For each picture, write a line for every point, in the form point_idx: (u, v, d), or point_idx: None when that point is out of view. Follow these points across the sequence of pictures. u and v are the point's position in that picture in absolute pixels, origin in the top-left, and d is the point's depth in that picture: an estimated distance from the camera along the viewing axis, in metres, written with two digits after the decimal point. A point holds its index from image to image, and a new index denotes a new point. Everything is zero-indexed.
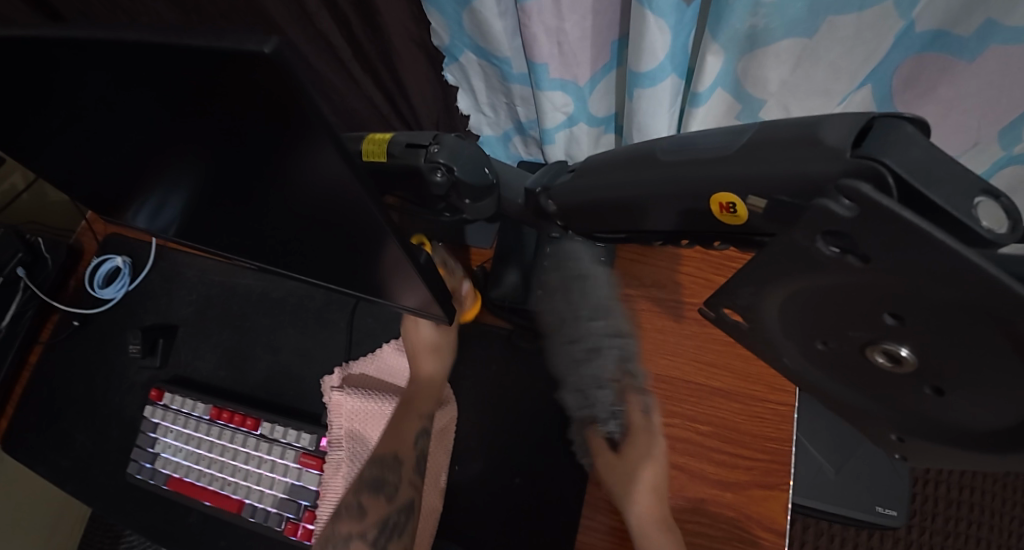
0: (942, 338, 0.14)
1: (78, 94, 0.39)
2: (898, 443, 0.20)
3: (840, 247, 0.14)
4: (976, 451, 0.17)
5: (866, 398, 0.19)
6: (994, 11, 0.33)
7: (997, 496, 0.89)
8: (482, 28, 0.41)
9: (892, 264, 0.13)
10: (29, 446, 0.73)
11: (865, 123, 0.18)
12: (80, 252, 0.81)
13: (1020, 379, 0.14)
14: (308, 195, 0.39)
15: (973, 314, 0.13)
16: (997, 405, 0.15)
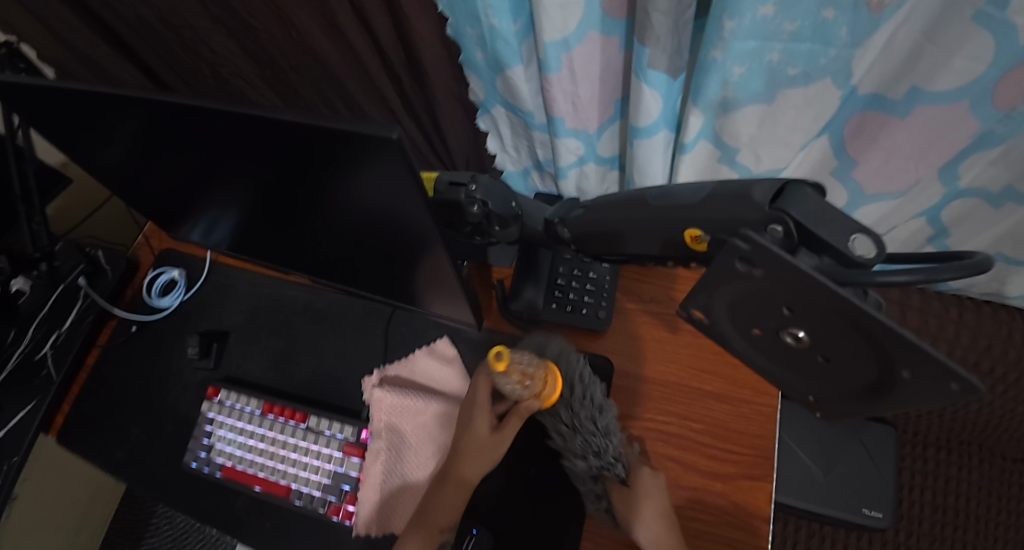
0: (819, 323, 0.23)
1: (188, 138, 0.49)
2: (816, 403, 0.29)
3: (749, 265, 0.23)
4: (861, 400, 0.26)
5: (790, 370, 0.28)
6: (917, 80, 0.41)
7: (991, 507, 0.91)
8: (511, 90, 0.50)
9: (779, 276, 0.22)
10: (90, 438, 0.81)
11: (780, 186, 0.27)
12: (136, 265, 0.92)
13: (866, 346, 0.22)
14: (366, 218, 0.48)
15: (832, 308, 0.21)
16: (864, 366, 0.24)
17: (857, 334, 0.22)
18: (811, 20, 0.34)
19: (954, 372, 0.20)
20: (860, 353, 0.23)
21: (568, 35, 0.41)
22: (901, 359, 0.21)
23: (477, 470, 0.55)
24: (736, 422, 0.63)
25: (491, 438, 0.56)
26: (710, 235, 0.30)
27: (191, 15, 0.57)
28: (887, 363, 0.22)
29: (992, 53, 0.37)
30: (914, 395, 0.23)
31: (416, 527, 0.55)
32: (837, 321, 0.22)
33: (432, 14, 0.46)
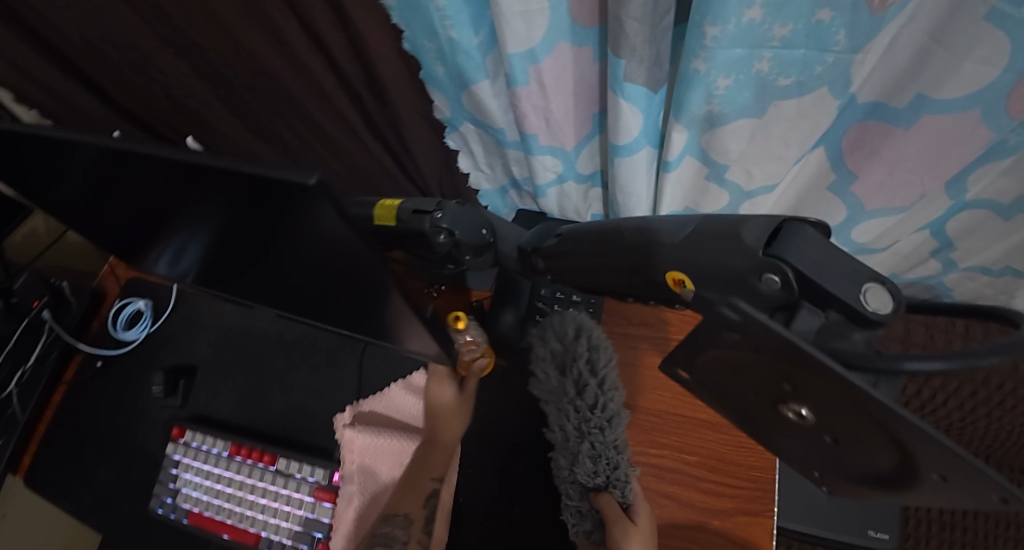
0: (825, 404, 0.19)
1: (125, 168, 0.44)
2: (818, 474, 0.26)
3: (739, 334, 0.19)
4: (875, 483, 0.22)
5: (785, 437, 0.25)
6: (924, 87, 0.37)
7: (1001, 522, 0.87)
8: (478, 106, 0.46)
9: (773, 350, 0.18)
10: (54, 483, 0.76)
11: (777, 225, 0.23)
12: (102, 295, 0.87)
13: (878, 433, 0.19)
14: (319, 250, 0.44)
15: (842, 393, 0.18)
16: (879, 452, 0.20)
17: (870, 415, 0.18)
18: (804, 23, 0.30)
19: (987, 475, 0.16)
20: (864, 437, 0.19)
21: (535, 46, 0.37)
22: (934, 450, 0.17)
23: (452, 430, 0.59)
24: (733, 454, 0.59)
25: (456, 399, 0.60)
26: (695, 281, 0.25)
27: (136, 35, 0.53)
28: (907, 457, 0.19)
29: (1007, 56, 0.33)
30: (945, 488, 0.19)
31: (403, 486, 0.58)
32: (849, 400, 0.18)
33: (387, 28, 0.42)
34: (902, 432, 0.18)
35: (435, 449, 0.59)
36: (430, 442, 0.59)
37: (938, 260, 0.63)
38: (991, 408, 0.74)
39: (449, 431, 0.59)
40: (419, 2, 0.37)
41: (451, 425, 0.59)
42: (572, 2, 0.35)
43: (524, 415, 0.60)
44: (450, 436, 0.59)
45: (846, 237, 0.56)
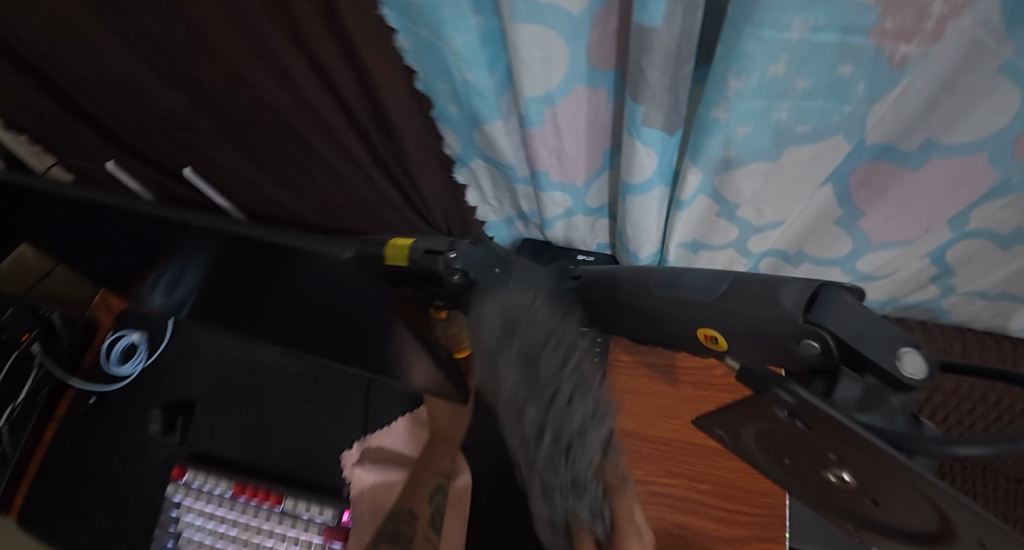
0: (871, 475, 0.19)
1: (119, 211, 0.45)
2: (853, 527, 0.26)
3: (790, 410, 0.19)
4: (913, 543, 0.22)
5: (818, 494, 0.25)
6: (933, 131, 0.38)
7: None
8: (490, 144, 0.46)
9: (819, 422, 0.19)
10: (47, 526, 0.73)
11: (813, 290, 0.23)
12: (95, 326, 0.84)
13: (924, 501, 0.19)
14: (317, 287, 0.45)
15: (894, 468, 0.18)
16: (921, 518, 0.20)
17: (914, 486, 0.18)
18: (825, 77, 0.30)
19: None
20: (917, 500, 0.19)
21: (553, 90, 0.37)
22: (984, 524, 0.17)
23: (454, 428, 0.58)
24: (745, 481, 0.58)
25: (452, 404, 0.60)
26: (731, 338, 0.26)
27: (133, 69, 0.51)
28: (953, 526, 0.19)
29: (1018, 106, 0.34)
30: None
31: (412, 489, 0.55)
32: (896, 474, 0.18)
33: (399, 69, 0.41)
34: (951, 504, 0.18)
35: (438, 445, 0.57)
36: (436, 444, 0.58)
37: (937, 286, 0.64)
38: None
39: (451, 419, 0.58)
40: (436, 47, 0.37)
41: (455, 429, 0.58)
42: (590, 49, 0.35)
43: None
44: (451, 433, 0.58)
45: (850, 267, 0.57)
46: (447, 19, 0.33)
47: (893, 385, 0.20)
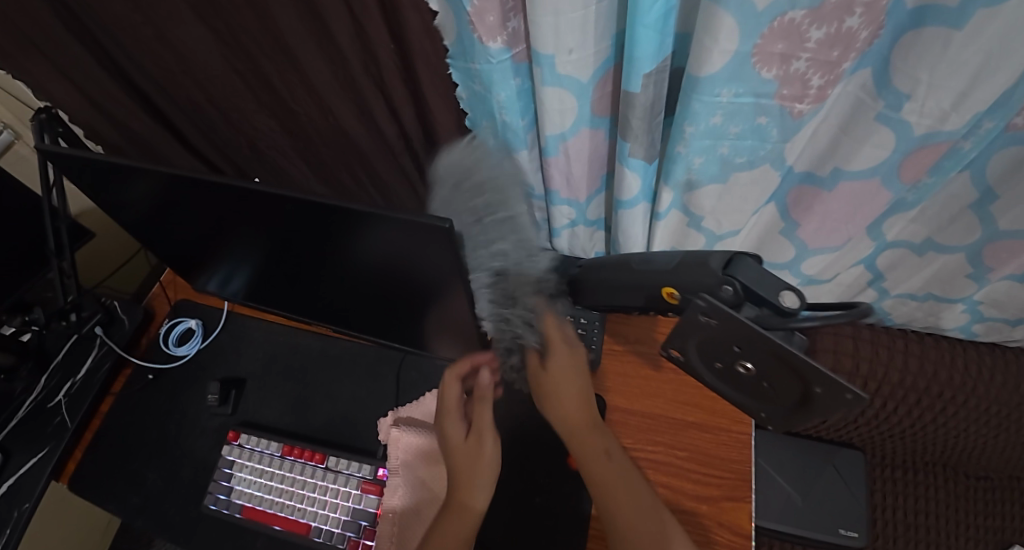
0: (762, 353, 0.33)
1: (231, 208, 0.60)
2: (765, 417, 0.39)
3: (707, 311, 0.33)
4: (799, 413, 0.36)
5: (740, 389, 0.38)
6: (837, 163, 0.53)
7: (966, 524, 0.94)
8: (516, 169, 0.61)
9: (724, 318, 0.32)
10: (98, 486, 0.79)
11: (729, 256, 0.37)
12: (152, 314, 0.93)
13: (789, 369, 0.33)
14: (374, 266, 0.59)
15: (769, 345, 0.32)
16: (794, 387, 0.34)
17: (782, 358, 0.32)
18: (751, 125, 0.45)
19: (842, 384, 0.30)
20: (788, 373, 0.33)
21: (565, 130, 0.51)
22: (816, 374, 0.31)
23: (481, 471, 0.57)
24: (716, 448, 0.71)
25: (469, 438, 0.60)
26: (682, 290, 0.39)
27: (239, 98, 0.65)
28: (807, 385, 0.32)
29: (892, 144, 0.49)
30: (828, 400, 0.32)
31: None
32: (769, 351, 0.32)
33: (453, 109, 0.56)
34: (800, 365, 0.31)
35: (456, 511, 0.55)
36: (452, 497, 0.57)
37: (874, 289, 0.78)
38: (934, 414, 0.85)
39: None
40: (484, 96, 0.52)
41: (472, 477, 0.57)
42: (592, 102, 0.50)
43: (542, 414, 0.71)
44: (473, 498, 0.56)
45: (798, 270, 0.71)
46: (497, 79, 0.48)
47: (783, 312, 0.34)
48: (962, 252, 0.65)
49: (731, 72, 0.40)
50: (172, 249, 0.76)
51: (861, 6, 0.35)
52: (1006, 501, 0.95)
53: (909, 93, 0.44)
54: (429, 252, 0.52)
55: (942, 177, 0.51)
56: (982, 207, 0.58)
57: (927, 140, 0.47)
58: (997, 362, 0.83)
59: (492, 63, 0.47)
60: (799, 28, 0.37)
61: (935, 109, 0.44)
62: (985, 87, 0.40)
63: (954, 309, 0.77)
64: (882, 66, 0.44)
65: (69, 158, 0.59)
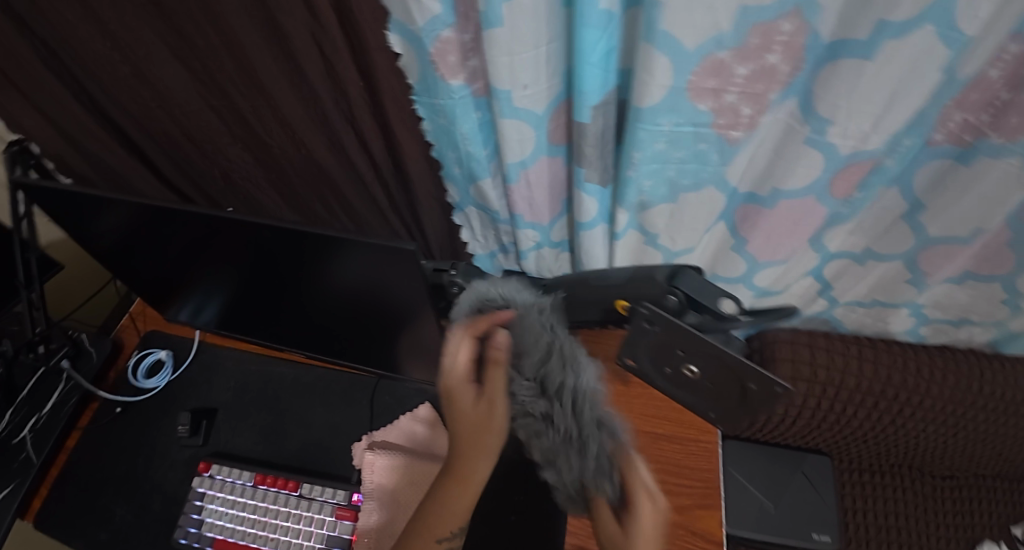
0: (701, 357, 0.37)
1: (206, 238, 0.61)
2: (713, 418, 0.42)
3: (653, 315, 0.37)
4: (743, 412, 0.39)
5: (690, 394, 0.41)
6: (774, 184, 0.58)
7: (926, 521, 0.98)
8: (481, 195, 0.64)
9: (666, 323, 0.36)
10: (62, 526, 0.77)
11: (672, 270, 0.41)
12: (121, 346, 0.92)
13: (726, 370, 0.36)
14: (347, 291, 0.61)
15: (707, 347, 0.35)
16: (733, 388, 0.37)
17: (720, 361, 0.36)
18: (692, 150, 0.50)
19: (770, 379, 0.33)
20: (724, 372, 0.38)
21: (525, 158, 0.55)
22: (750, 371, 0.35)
23: (488, 451, 0.44)
24: (685, 459, 0.73)
25: None
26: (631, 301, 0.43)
27: (213, 131, 0.67)
28: (742, 382, 0.36)
29: (822, 164, 0.53)
30: (762, 395, 0.36)
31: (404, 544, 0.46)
32: (713, 356, 0.36)
33: (420, 141, 0.59)
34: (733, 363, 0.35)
35: (456, 486, 0.46)
36: (452, 469, 0.46)
37: (824, 298, 0.83)
38: (891, 416, 0.89)
39: (436, 441, 0.74)
40: (449, 129, 0.55)
41: None
42: (548, 132, 0.53)
43: None
44: (477, 478, 0.45)
45: (751, 284, 0.75)
46: (459, 113, 0.52)
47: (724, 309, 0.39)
48: (900, 259, 0.71)
49: (669, 103, 0.44)
50: (143, 279, 0.77)
51: (778, 44, 0.40)
52: (965, 499, 1.00)
53: (830, 118, 0.48)
54: (400, 276, 0.54)
55: (872, 192, 0.57)
56: (913, 216, 0.64)
57: (852, 159, 0.52)
58: (947, 363, 0.87)
59: (454, 98, 0.50)
60: (727, 65, 0.41)
61: (857, 130, 0.49)
62: (899, 108, 0.46)
63: (900, 313, 0.83)
64: (805, 97, 0.49)
65: (43, 190, 0.59)
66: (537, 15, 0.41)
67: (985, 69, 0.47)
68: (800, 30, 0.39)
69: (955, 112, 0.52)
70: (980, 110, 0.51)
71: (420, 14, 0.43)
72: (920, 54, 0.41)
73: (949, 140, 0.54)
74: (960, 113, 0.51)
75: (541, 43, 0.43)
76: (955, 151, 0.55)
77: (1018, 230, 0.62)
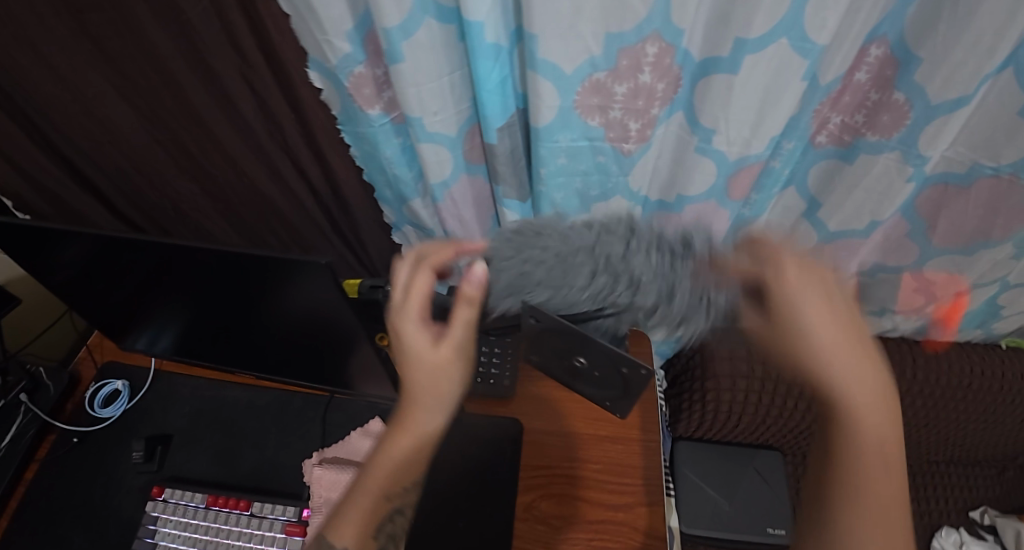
0: None
1: (154, 265, 0.64)
2: None
3: None
4: None
5: None
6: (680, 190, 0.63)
7: None
8: (414, 215, 0.68)
9: None
10: None
11: None
12: (77, 378, 0.93)
13: None
14: (290, 309, 0.64)
15: None
16: None
17: None
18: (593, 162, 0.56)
19: None
20: None
21: (447, 179, 0.59)
22: None
23: (436, 394, 0.48)
24: (629, 458, 0.75)
25: (437, 348, 0.47)
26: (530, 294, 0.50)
27: (161, 164, 0.70)
28: None
29: (715, 171, 0.59)
30: None
31: (355, 499, 0.48)
32: None
33: (351, 166, 0.63)
34: None
35: (400, 436, 0.48)
36: (401, 414, 0.49)
37: None
38: None
39: None
40: (374, 154, 0.60)
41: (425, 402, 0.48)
42: (466, 153, 0.58)
43: (460, 440, 0.76)
44: (421, 424, 0.48)
45: None
46: (380, 140, 0.57)
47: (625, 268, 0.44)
48: None
49: (561, 121, 0.51)
50: (95, 310, 0.78)
51: (647, 65, 0.47)
52: (917, 485, 1.07)
53: (713, 128, 0.54)
54: (334, 292, 0.57)
55: (768, 195, 0.64)
56: (814, 215, 0.70)
57: (741, 164, 0.57)
58: None
59: (374, 126, 0.55)
60: (605, 85, 0.48)
61: (739, 137, 0.54)
62: (771, 118, 0.51)
63: None
64: (688, 109, 0.54)
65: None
66: (433, 48, 0.46)
67: (853, 73, 0.53)
68: (664, 52, 0.46)
69: (832, 115, 0.58)
70: (853, 111, 0.57)
71: (333, 53, 0.48)
72: (781, 62, 0.46)
73: (832, 141, 0.60)
74: (837, 115, 0.58)
75: (442, 74, 0.48)
76: (838, 152, 0.61)
77: (914, 220, 0.68)
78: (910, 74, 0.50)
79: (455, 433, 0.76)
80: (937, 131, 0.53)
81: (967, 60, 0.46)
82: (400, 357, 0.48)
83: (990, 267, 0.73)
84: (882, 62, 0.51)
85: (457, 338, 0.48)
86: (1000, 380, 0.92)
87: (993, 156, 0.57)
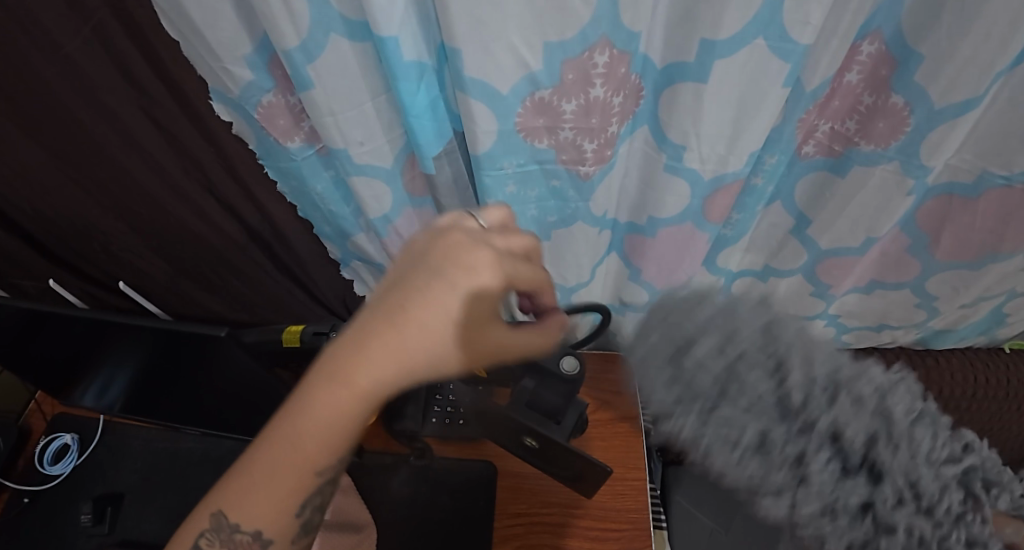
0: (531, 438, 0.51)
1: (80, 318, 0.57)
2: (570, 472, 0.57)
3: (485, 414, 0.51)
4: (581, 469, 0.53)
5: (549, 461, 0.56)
6: (651, 213, 0.56)
7: None
8: (360, 249, 0.63)
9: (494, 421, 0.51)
10: None
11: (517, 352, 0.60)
12: (27, 432, 0.86)
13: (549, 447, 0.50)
14: (231, 363, 0.58)
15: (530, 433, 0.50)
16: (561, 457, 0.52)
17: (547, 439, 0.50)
18: (546, 187, 0.51)
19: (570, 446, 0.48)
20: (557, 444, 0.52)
21: (388, 213, 0.53)
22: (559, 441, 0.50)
23: (421, 355, 0.33)
24: (613, 500, 0.69)
25: (476, 321, 0.33)
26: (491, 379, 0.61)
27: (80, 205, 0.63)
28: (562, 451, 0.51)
29: (688, 191, 0.52)
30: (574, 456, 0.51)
31: (271, 456, 0.35)
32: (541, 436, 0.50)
33: (283, 202, 0.58)
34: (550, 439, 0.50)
35: (336, 385, 0.33)
36: (361, 334, 0.33)
37: None
38: None
39: None
40: (303, 190, 0.56)
41: (410, 349, 0.32)
42: (405, 184, 0.51)
43: (427, 490, 0.70)
44: (380, 389, 0.33)
45: None
46: (307, 174, 0.52)
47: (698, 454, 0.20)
48: (800, 273, 0.69)
49: (502, 148, 0.45)
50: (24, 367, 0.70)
51: (597, 77, 0.41)
52: None
53: (683, 144, 0.47)
54: None
55: (749, 214, 0.58)
56: (801, 232, 0.63)
57: (718, 183, 0.51)
58: None
59: (297, 160, 0.51)
60: (551, 104, 0.43)
61: (714, 153, 0.47)
62: (749, 130, 0.44)
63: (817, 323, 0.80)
64: (653, 124, 0.48)
65: None
66: (349, 71, 0.40)
67: (842, 73, 0.47)
68: (616, 60, 0.40)
69: (821, 122, 0.51)
70: (844, 117, 0.50)
71: (234, 83, 0.44)
72: (756, 66, 0.40)
73: (819, 151, 0.54)
74: (825, 123, 0.51)
75: (363, 100, 0.42)
76: (828, 163, 0.55)
77: (914, 235, 0.62)
78: (908, 74, 0.44)
79: (422, 483, 0.70)
80: (940, 142, 0.47)
81: (977, 56, 0.39)
82: (427, 286, 0.33)
83: (997, 279, 0.67)
84: (876, 62, 0.45)
85: (504, 356, 0.35)
86: (1005, 387, 0.86)
87: (1005, 164, 0.50)
